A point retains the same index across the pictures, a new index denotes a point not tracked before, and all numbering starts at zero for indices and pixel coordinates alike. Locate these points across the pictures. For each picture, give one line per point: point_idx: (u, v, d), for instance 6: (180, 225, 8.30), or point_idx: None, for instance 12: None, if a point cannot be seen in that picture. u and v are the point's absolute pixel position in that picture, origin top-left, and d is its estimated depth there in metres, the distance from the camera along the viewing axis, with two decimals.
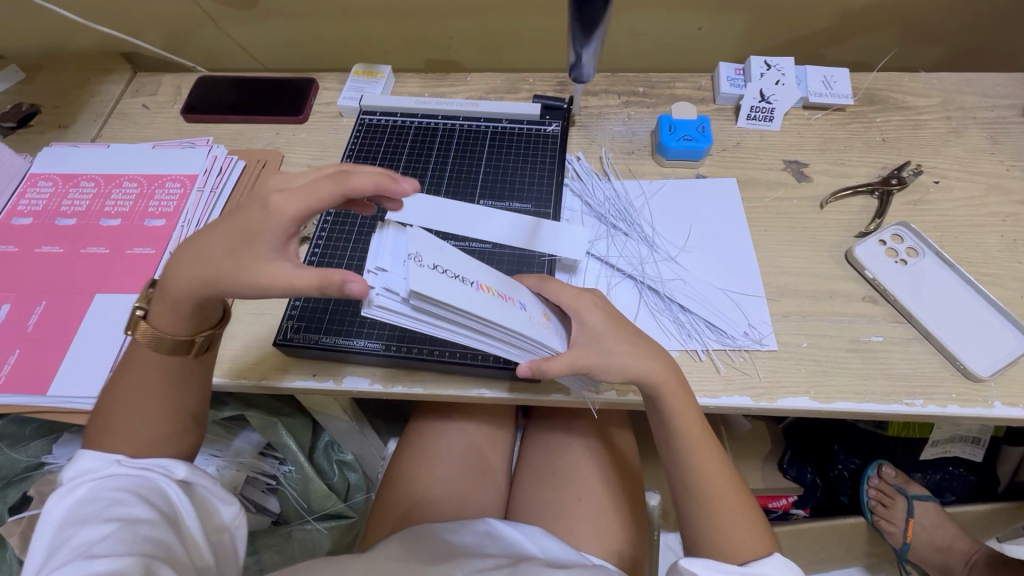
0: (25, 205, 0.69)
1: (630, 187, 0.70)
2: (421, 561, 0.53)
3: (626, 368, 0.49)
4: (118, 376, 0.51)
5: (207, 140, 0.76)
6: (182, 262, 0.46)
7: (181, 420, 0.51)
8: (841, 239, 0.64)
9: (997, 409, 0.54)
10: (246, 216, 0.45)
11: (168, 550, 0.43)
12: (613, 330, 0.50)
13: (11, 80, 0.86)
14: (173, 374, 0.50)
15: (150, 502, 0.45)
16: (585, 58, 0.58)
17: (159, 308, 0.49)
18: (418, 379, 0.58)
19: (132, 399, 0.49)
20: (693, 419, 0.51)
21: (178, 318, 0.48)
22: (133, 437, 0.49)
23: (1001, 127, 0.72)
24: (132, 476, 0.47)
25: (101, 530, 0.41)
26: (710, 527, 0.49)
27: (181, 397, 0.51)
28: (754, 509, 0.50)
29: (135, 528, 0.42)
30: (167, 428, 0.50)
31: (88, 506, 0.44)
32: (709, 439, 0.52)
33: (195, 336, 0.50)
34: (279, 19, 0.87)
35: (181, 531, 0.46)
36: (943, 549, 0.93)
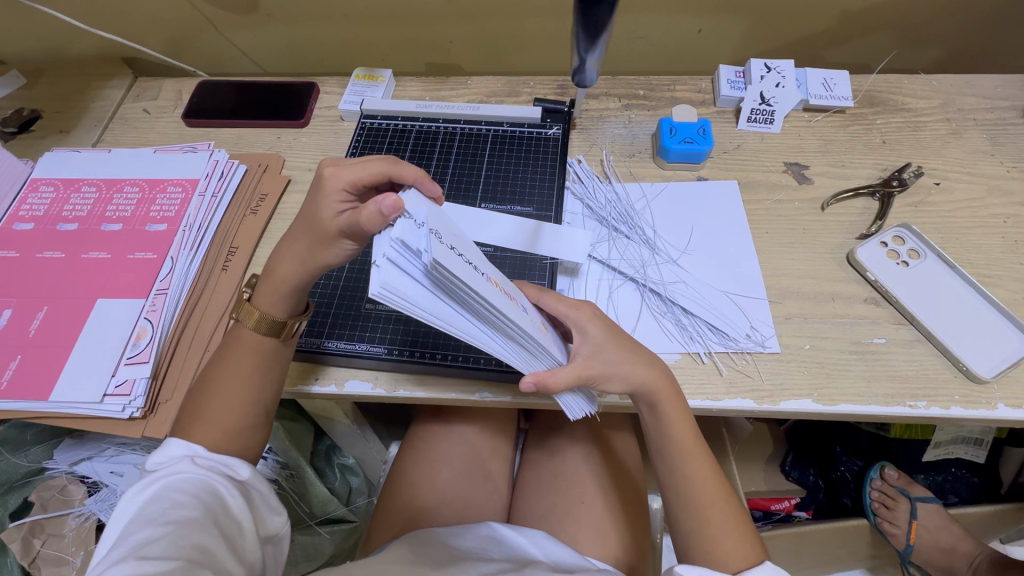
0: (27, 210, 0.69)
1: (632, 189, 0.70)
2: (425, 566, 0.53)
3: (626, 377, 0.49)
4: (216, 360, 0.52)
5: (208, 144, 0.76)
6: (286, 248, 0.50)
7: (256, 412, 0.51)
8: (842, 241, 0.65)
9: (1001, 410, 0.54)
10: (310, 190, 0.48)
11: (216, 559, 0.42)
12: (617, 343, 0.50)
13: (12, 86, 0.86)
14: (263, 360, 0.52)
15: (209, 505, 0.45)
16: (589, 63, 0.58)
17: (263, 288, 0.51)
18: (420, 383, 0.58)
19: (221, 383, 0.50)
20: (686, 428, 0.51)
21: (280, 300, 0.51)
22: (217, 423, 0.49)
23: (1001, 128, 0.73)
24: (197, 477, 0.46)
25: (156, 531, 0.41)
26: (703, 540, 0.49)
27: (263, 385, 0.52)
28: (742, 519, 0.50)
29: (188, 532, 0.42)
30: (243, 418, 0.50)
31: (150, 503, 0.44)
32: (702, 450, 0.52)
33: (288, 320, 0.52)
34: (280, 24, 0.87)
35: (235, 537, 0.45)
36: (947, 551, 0.92)
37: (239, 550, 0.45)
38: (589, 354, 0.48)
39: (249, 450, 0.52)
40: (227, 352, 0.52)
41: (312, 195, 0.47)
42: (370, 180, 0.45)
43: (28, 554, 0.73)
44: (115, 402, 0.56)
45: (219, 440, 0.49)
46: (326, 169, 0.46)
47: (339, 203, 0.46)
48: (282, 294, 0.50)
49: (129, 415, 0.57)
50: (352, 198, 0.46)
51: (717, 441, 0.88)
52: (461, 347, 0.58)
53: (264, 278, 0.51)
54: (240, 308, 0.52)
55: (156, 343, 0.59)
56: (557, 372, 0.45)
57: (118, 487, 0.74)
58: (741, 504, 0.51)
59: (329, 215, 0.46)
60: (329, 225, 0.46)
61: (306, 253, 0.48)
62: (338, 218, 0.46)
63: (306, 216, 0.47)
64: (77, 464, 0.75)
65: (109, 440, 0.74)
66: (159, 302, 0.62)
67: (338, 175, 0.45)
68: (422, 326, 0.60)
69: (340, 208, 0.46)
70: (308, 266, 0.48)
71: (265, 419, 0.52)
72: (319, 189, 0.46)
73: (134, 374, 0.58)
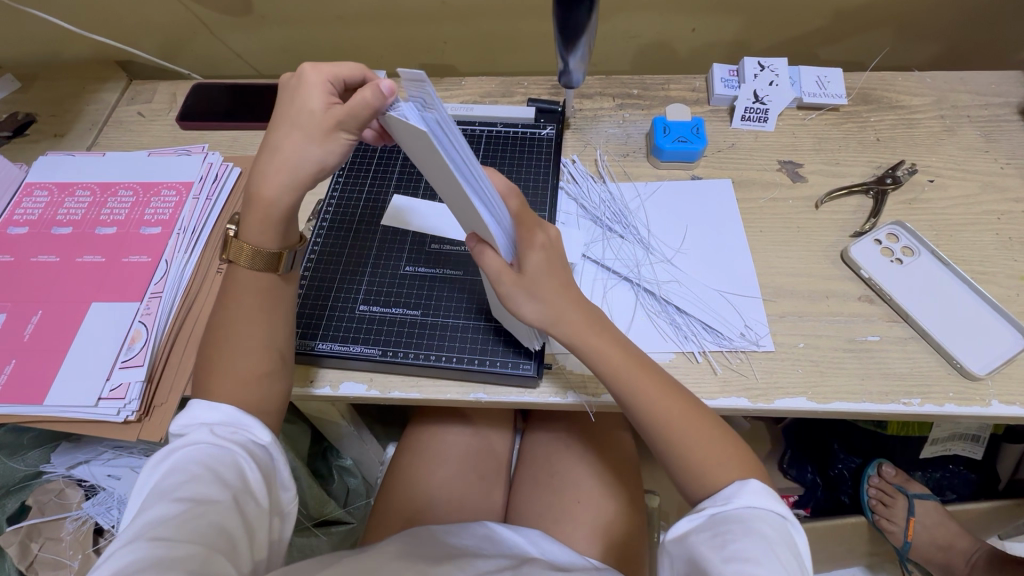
0: (21, 214, 0.70)
1: (625, 189, 0.70)
2: (421, 562, 0.52)
3: (545, 316, 0.49)
4: (221, 313, 0.53)
5: (202, 147, 0.76)
6: (269, 170, 0.50)
7: (271, 358, 0.53)
8: (837, 239, 0.65)
9: (995, 407, 0.54)
10: (287, 93, 0.50)
11: (229, 539, 0.42)
12: (550, 276, 0.49)
13: (7, 89, 0.86)
14: (266, 297, 0.54)
15: (227, 479, 0.44)
16: (573, 64, 0.58)
17: (250, 220, 0.52)
18: (414, 385, 0.58)
19: (232, 331, 0.52)
20: (615, 352, 0.50)
21: (270, 225, 0.52)
22: (238, 376, 0.50)
23: (995, 125, 0.73)
24: (215, 448, 0.46)
25: (171, 509, 0.41)
26: (677, 460, 0.48)
27: (274, 329, 0.54)
28: (719, 424, 0.49)
29: (200, 512, 0.42)
30: (260, 366, 0.52)
31: (166, 477, 0.44)
32: (646, 372, 0.50)
33: (283, 249, 0.54)
34: (274, 26, 0.88)
35: (251, 513, 0.45)
36: (945, 547, 0.92)
37: (255, 528, 0.45)
38: (519, 277, 0.48)
39: (273, 405, 0.52)
40: (231, 297, 0.54)
41: (292, 97, 0.49)
42: (350, 73, 0.49)
43: (26, 557, 0.73)
44: (109, 406, 0.57)
45: (240, 397, 0.50)
46: (305, 68, 0.49)
47: (325, 98, 0.48)
48: (271, 218, 0.52)
49: (124, 419, 0.56)
50: (335, 92, 0.49)
51: None
52: (456, 348, 0.59)
53: (248, 206, 0.52)
54: (229, 247, 0.53)
55: (151, 346, 0.59)
56: (493, 255, 0.48)
57: (117, 491, 0.73)
58: (710, 412, 0.51)
59: (317, 106, 0.48)
60: (317, 116, 0.48)
61: (292, 160, 0.49)
62: (326, 109, 0.48)
63: (287, 115, 0.49)
64: (75, 468, 0.74)
65: (107, 443, 0.74)
66: (153, 305, 0.62)
67: (318, 70, 0.48)
68: (417, 329, 0.60)
69: (326, 99, 0.48)
70: (297, 176, 0.50)
71: (281, 367, 0.53)
72: (302, 85, 0.49)
73: (129, 377, 0.58)
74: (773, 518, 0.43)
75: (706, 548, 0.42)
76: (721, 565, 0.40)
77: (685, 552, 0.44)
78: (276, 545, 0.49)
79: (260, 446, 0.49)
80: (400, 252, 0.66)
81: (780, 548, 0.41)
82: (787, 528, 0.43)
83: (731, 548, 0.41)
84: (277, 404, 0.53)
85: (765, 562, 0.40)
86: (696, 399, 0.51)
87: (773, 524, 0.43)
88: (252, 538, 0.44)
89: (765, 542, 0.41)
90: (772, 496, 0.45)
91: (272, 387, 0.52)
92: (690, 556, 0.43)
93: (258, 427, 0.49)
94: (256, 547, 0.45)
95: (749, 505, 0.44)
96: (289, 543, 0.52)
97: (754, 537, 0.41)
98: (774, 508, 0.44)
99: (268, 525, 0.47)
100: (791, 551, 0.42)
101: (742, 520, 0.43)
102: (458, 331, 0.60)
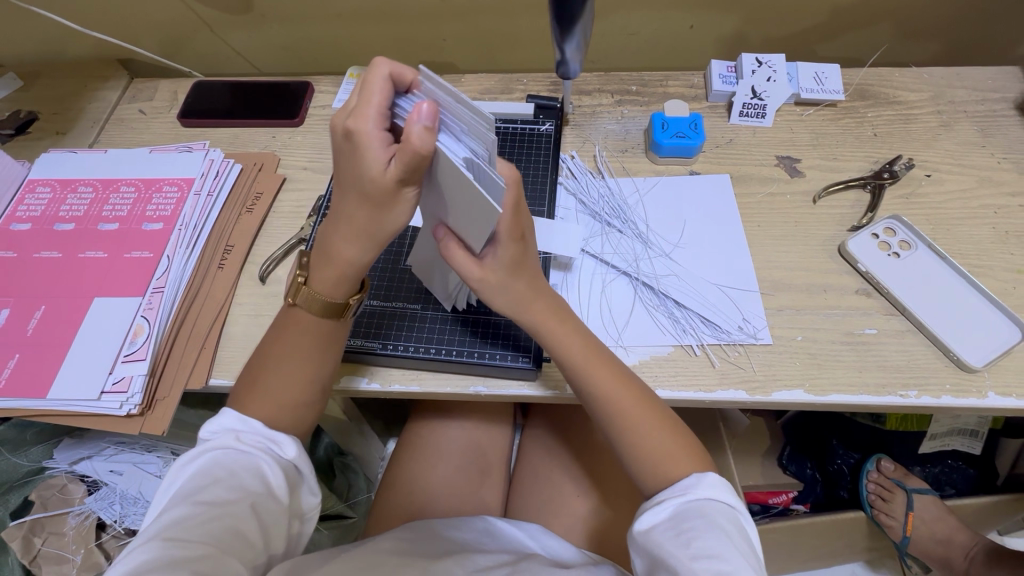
0: (24, 210, 0.70)
1: (624, 184, 0.70)
2: (421, 557, 0.53)
3: (512, 304, 0.50)
4: (269, 339, 0.52)
5: (204, 144, 0.76)
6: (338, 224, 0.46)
7: (313, 390, 0.52)
8: (834, 233, 0.65)
9: (991, 399, 0.54)
10: (342, 155, 0.41)
11: (243, 543, 0.43)
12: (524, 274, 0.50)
13: (9, 88, 0.87)
14: (320, 339, 0.51)
15: (247, 485, 0.45)
16: (569, 54, 0.59)
17: (321, 271, 0.49)
18: (415, 378, 0.59)
19: (281, 363, 0.51)
20: (574, 341, 0.51)
21: (344, 280, 0.49)
22: (273, 397, 0.50)
23: (992, 120, 0.73)
24: (241, 453, 0.47)
25: (189, 511, 0.43)
26: (630, 446, 0.50)
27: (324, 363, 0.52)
28: (684, 435, 0.50)
29: (218, 515, 0.43)
30: (303, 394, 0.51)
31: (192, 478, 0.45)
32: (602, 362, 0.51)
33: (350, 298, 0.51)
34: (274, 24, 0.88)
35: (271, 518, 0.46)
36: (944, 541, 0.93)
37: (273, 531, 0.46)
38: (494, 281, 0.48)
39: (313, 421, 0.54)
40: (282, 331, 0.52)
41: (349, 153, 0.40)
42: (388, 95, 0.39)
43: (29, 552, 0.73)
44: (112, 399, 0.57)
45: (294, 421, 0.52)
46: (348, 121, 0.39)
47: (382, 151, 0.39)
48: (348, 274, 0.48)
49: (127, 413, 0.57)
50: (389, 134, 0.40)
51: (713, 433, 0.89)
52: (455, 341, 0.59)
53: (321, 258, 0.48)
54: (297, 291, 0.50)
55: (153, 341, 0.60)
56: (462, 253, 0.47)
57: (118, 486, 0.75)
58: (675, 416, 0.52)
59: (378, 171, 0.39)
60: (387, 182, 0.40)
61: (372, 225, 0.44)
62: (391, 169, 0.39)
63: (348, 178, 0.42)
64: (77, 463, 0.75)
65: (109, 438, 0.76)
66: (155, 300, 0.63)
67: (354, 119, 0.39)
68: (417, 324, 0.60)
69: (388, 154, 0.39)
70: (377, 238, 0.45)
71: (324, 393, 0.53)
72: (353, 144, 0.39)
73: (131, 371, 0.58)
74: (726, 509, 0.45)
75: (670, 542, 0.43)
76: (692, 564, 0.41)
77: (646, 546, 0.45)
78: (294, 544, 0.50)
79: (287, 458, 0.49)
80: (399, 246, 0.66)
81: (736, 537, 0.43)
82: (737, 517, 0.45)
83: (696, 542, 0.42)
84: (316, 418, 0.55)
85: (729, 555, 0.41)
86: (658, 402, 0.52)
87: (728, 514, 0.45)
88: (268, 541, 0.45)
89: (726, 534, 0.43)
90: (726, 487, 0.47)
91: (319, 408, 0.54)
92: (652, 550, 0.44)
93: (286, 437, 0.49)
94: (270, 550, 0.46)
95: (707, 497, 0.45)
96: (309, 541, 0.53)
97: (716, 532, 0.42)
98: (727, 500, 0.46)
99: (287, 527, 0.48)
100: (744, 538, 0.44)
101: (702, 512, 0.44)
102: (458, 324, 0.60)
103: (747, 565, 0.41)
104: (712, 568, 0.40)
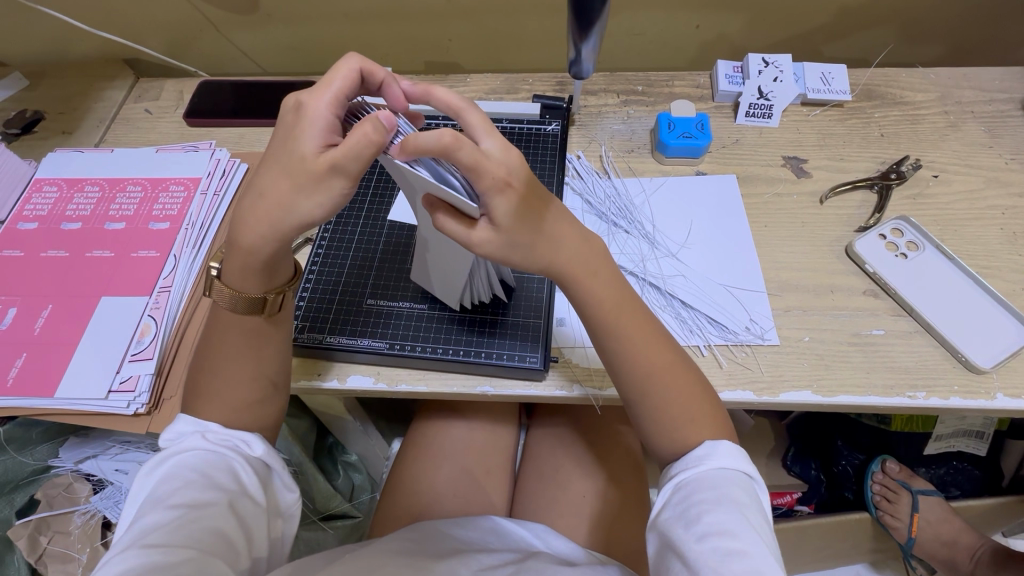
0: (31, 210, 0.70)
1: (630, 184, 0.70)
2: (427, 556, 0.53)
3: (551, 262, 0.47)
4: (206, 342, 0.52)
5: (210, 143, 0.76)
6: (245, 212, 0.44)
7: (261, 386, 0.51)
8: (842, 233, 0.65)
9: (999, 400, 0.54)
10: (284, 128, 0.43)
11: (227, 541, 0.43)
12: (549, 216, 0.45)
13: (15, 87, 0.87)
14: (250, 337, 0.50)
15: (222, 483, 0.45)
16: (585, 53, 0.59)
17: (231, 264, 0.47)
18: (421, 378, 0.59)
19: (223, 365, 0.50)
20: (611, 299, 0.49)
21: (249, 274, 0.47)
22: (226, 401, 0.50)
23: (1000, 120, 0.73)
24: (209, 453, 0.47)
25: (165, 516, 0.42)
26: (663, 418, 0.49)
27: (261, 361, 0.51)
28: (715, 410, 0.50)
29: (196, 517, 0.42)
30: (249, 393, 0.51)
31: (162, 486, 0.45)
32: (640, 326, 0.50)
33: (267, 292, 0.49)
34: (280, 24, 0.88)
35: (250, 514, 0.46)
36: (948, 543, 0.92)
37: (253, 528, 0.46)
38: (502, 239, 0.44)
39: (263, 424, 0.52)
40: (213, 335, 0.51)
41: (292, 126, 0.42)
42: (350, 88, 0.42)
43: (35, 551, 0.75)
44: (120, 398, 0.57)
45: (231, 417, 0.50)
46: (303, 97, 0.42)
47: (323, 136, 0.41)
48: (250, 266, 0.47)
49: (135, 411, 0.57)
50: (337, 123, 0.42)
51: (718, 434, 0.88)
52: (463, 341, 0.59)
53: (229, 248, 0.47)
54: (209, 287, 0.49)
55: (160, 342, 0.60)
56: (451, 220, 0.43)
57: (123, 484, 0.74)
58: (710, 392, 0.51)
59: (311, 148, 0.41)
60: (312, 162, 0.40)
61: (276, 214, 0.43)
62: (321, 153, 0.41)
63: (278, 153, 0.42)
64: (83, 462, 0.74)
65: (115, 438, 0.74)
66: (162, 299, 0.63)
67: (308, 95, 0.42)
68: (422, 324, 0.60)
69: (324, 138, 0.41)
70: (279, 228, 0.43)
71: (274, 391, 0.53)
72: (299, 117, 0.42)
73: (138, 371, 0.58)
74: (744, 482, 0.45)
75: (680, 521, 0.44)
76: (699, 545, 0.41)
77: (658, 523, 0.46)
78: (278, 544, 0.50)
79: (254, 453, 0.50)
80: (405, 247, 0.66)
81: (750, 512, 0.43)
82: (753, 488, 0.46)
83: (704, 519, 0.42)
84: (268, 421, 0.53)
85: (742, 533, 0.41)
86: (702, 379, 0.51)
87: (744, 489, 0.45)
88: (251, 537, 0.45)
89: (737, 509, 0.42)
90: (746, 462, 0.47)
91: (261, 412, 0.52)
92: (663, 528, 0.45)
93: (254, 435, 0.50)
94: (254, 549, 0.46)
95: (721, 467, 0.46)
96: (292, 542, 0.53)
97: (731, 509, 0.42)
98: (742, 468, 0.46)
99: (267, 524, 0.48)
100: (757, 509, 0.44)
101: (713, 486, 0.44)
102: (463, 325, 0.60)
103: (759, 541, 0.41)
104: (719, 546, 0.40)
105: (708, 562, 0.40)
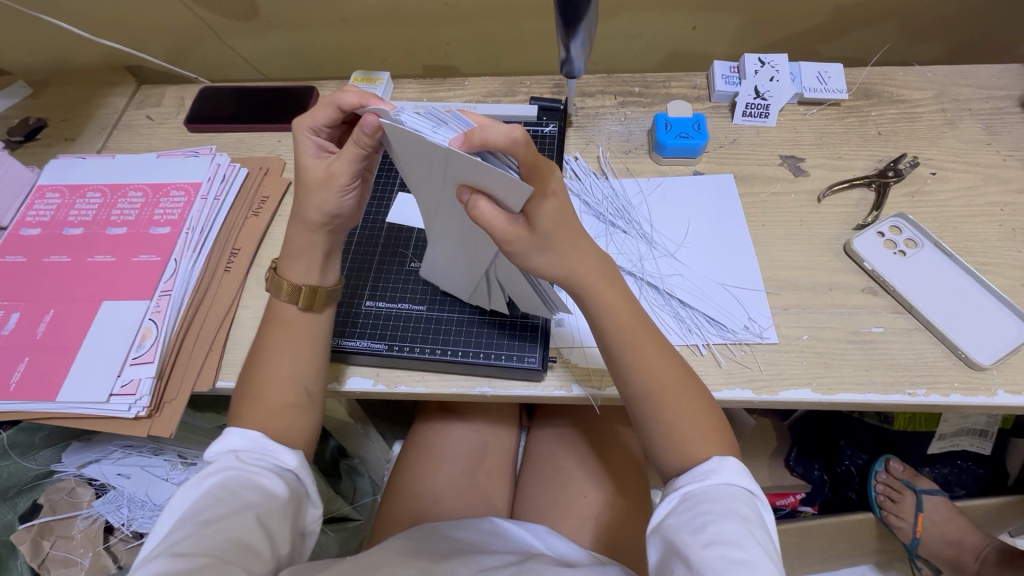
0: (33, 216, 0.71)
1: (628, 185, 0.70)
2: (428, 558, 0.52)
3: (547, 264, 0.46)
4: (257, 342, 0.55)
5: (210, 148, 0.77)
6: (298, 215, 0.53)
7: (297, 391, 0.53)
8: (840, 231, 0.65)
9: (1000, 397, 0.54)
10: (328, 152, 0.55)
11: (254, 559, 0.43)
12: (565, 224, 0.45)
13: (18, 95, 0.88)
14: (296, 335, 0.54)
15: (255, 503, 0.45)
16: (573, 52, 0.60)
17: (290, 259, 0.54)
18: (420, 380, 0.59)
19: (268, 366, 0.53)
20: (610, 303, 0.49)
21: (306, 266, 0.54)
22: (265, 404, 0.52)
23: (997, 117, 0.73)
24: (241, 470, 0.47)
25: (200, 533, 0.42)
26: (662, 425, 0.49)
27: (302, 364, 0.53)
28: (715, 418, 0.50)
29: (230, 537, 0.42)
30: (288, 398, 0.52)
31: (195, 501, 0.45)
32: (637, 327, 0.50)
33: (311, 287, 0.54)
34: (280, 30, 0.89)
35: (278, 535, 0.46)
36: (954, 543, 0.91)
37: (279, 544, 0.46)
38: (530, 234, 0.44)
39: (298, 435, 0.53)
40: (267, 338, 0.54)
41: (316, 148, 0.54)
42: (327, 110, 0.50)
43: (37, 556, 0.72)
44: (120, 401, 0.57)
45: (267, 424, 0.51)
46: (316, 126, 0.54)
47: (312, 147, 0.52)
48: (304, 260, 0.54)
49: (135, 415, 0.57)
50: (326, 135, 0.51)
51: None
52: (462, 342, 0.59)
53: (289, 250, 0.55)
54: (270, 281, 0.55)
55: (161, 343, 0.60)
56: (488, 208, 0.42)
57: (126, 488, 0.75)
58: (711, 403, 0.51)
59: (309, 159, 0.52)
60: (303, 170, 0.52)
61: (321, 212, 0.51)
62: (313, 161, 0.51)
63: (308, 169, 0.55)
64: (86, 466, 0.76)
65: (117, 441, 0.78)
66: (163, 303, 0.63)
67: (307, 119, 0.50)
68: (420, 325, 0.61)
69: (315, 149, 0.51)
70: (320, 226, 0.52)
71: (309, 400, 0.53)
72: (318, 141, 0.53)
73: (138, 374, 0.59)
74: (746, 497, 0.45)
75: (684, 527, 0.44)
76: (704, 552, 0.41)
77: (662, 529, 0.46)
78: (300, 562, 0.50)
79: (286, 471, 0.50)
80: (404, 249, 0.67)
81: (755, 527, 0.43)
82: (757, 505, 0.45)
83: (711, 529, 0.42)
84: (304, 431, 0.53)
85: (748, 544, 0.41)
86: (700, 386, 0.51)
87: (747, 504, 0.45)
88: (276, 554, 0.45)
89: (742, 522, 0.42)
90: (747, 475, 0.47)
91: (296, 420, 0.52)
92: (667, 533, 0.45)
93: (286, 452, 0.50)
94: (277, 565, 0.45)
95: (726, 481, 0.45)
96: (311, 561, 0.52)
97: (739, 522, 0.42)
98: (747, 485, 0.46)
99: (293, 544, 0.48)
100: (763, 528, 0.44)
101: (718, 499, 0.44)
102: (462, 326, 0.60)
103: (762, 554, 0.41)
104: (725, 555, 0.40)
105: (712, 567, 0.40)
